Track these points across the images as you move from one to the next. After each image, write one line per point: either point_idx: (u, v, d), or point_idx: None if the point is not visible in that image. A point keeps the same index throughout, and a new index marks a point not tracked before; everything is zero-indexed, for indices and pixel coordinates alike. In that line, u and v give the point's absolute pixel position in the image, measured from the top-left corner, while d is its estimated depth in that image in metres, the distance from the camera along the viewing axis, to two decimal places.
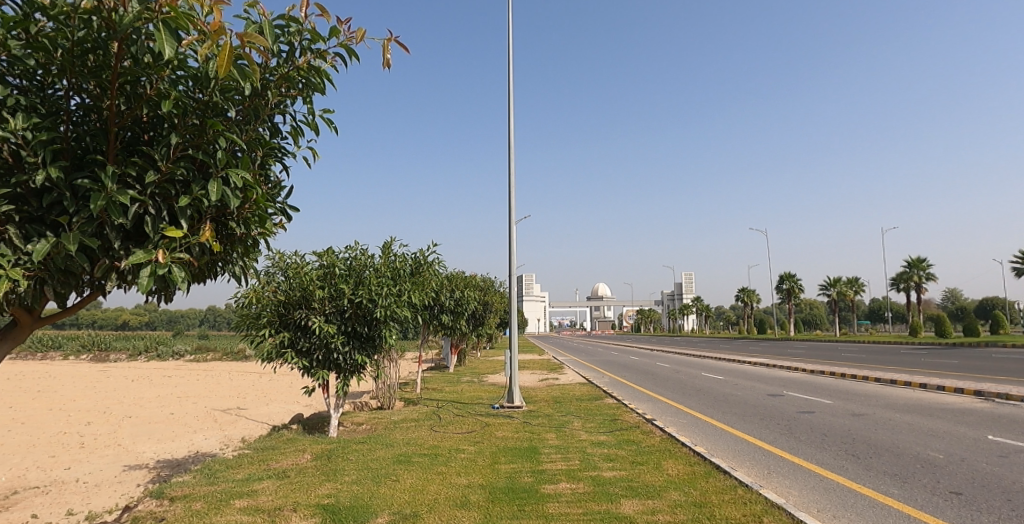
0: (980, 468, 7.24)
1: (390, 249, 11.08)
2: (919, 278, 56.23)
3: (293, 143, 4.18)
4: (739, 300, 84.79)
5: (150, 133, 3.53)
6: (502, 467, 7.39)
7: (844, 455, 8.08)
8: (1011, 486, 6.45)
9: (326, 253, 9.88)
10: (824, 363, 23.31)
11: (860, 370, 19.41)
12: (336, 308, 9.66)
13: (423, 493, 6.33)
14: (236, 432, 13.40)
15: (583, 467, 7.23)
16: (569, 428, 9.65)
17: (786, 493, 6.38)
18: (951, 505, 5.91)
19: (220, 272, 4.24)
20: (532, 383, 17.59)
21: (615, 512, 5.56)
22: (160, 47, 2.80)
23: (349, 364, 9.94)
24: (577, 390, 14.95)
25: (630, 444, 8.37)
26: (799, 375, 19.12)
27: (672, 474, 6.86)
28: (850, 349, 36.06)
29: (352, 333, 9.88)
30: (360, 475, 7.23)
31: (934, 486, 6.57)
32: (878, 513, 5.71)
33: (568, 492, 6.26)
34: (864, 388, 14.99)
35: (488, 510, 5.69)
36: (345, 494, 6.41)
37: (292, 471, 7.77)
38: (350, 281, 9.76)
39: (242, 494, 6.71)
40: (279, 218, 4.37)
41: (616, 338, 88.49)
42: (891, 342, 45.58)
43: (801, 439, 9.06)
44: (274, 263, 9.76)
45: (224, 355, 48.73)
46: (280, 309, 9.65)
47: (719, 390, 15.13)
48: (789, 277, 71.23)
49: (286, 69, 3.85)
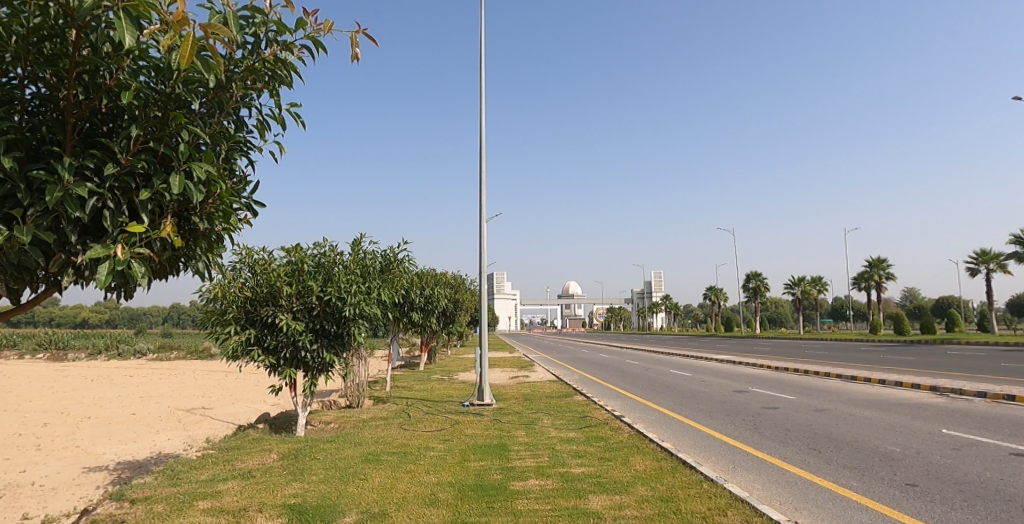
0: (935, 461, 7.53)
1: (359, 244, 10.86)
2: (879, 277, 57.90)
3: (259, 136, 4.13)
4: (706, 299, 86.19)
5: (110, 125, 3.44)
6: (472, 464, 7.39)
7: (807, 449, 8.30)
8: (963, 478, 6.73)
9: (294, 248, 9.69)
10: (786, 360, 23.92)
11: (821, 366, 19.94)
12: (303, 305, 9.48)
13: (392, 491, 6.31)
14: (201, 431, 13.15)
15: (553, 464, 7.27)
16: (539, 425, 9.70)
17: (750, 487, 6.55)
18: (907, 496, 6.14)
19: (184, 267, 4.16)
20: (502, 381, 17.65)
21: (584, 508, 5.63)
22: (120, 35, 2.74)
23: (316, 361, 9.78)
24: (547, 387, 15.03)
25: (599, 440, 8.44)
26: (764, 372, 19.52)
27: (639, 469, 6.97)
28: (812, 346, 36.92)
29: (320, 331, 9.74)
30: (328, 474, 7.16)
31: (891, 478, 6.81)
32: (837, 504, 5.91)
33: (538, 489, 6.28)
34: (825, 384, 15.42)
35: (458, 507, 5.70)
36: (312, 494, 6.33)
37: (259, 471, 7.65)
38: (319, 278, 9.57)
39: (206, 494, 6.57)
40: (244, 213, 4.31)
41: (586, 335, 89.18)
42: (852, 339, 46.87)
43: (764, 435, 9.27)
44: (240, 258, 9.59)
45: (188, 353, 47.76)
46: (247, 305, 9.44)
47: (687, 387, 15.40)
48: (754, 276, 72.48)
49: (252, 62, 3.81)
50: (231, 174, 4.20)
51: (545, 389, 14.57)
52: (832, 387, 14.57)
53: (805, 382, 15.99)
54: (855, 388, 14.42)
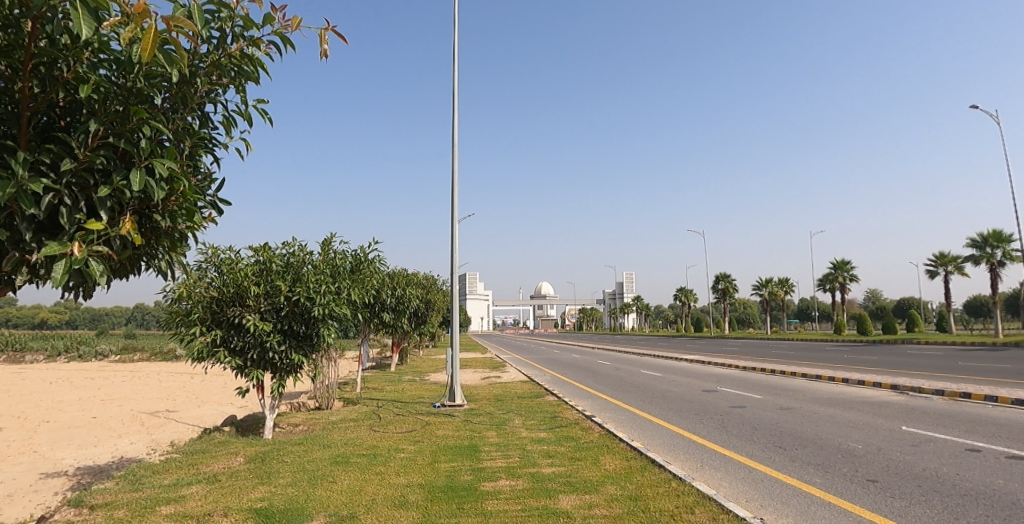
0: (895, 457, 7.76)
1: (329, 244, 10.71)
2: (843, 279, 59.44)
3: (225, 132, 4.05)
4: (677, 300, 87.33)
5: (67, 119, 3.34)
6: (442, 465, 7.35)
7: (773, 447, 8.47)
8: (922, 473, 6.95)
9: (262, 248, 9.51)
10: (753, 360, 24.39)
11: (787, 366, 20.39)
12: (271, 306, 9.31)
13: (361, 494, 6.24)
14: (165, 435, 12.82)
15: (523, 464, 7.28)
16: (510, 425, 9.71)
17: (717, 484, 6.66)
18: (868, 492, 6.30)
19: (145, 266, 4.05)
20: (474, 382, 17.61)
21: (553, 507, 5.64)
22: (77, 25, 2.65)
23: (284, 363, 9.63)
24: (519, 388, 15.05)
25: (570, 440, 8.48)
26: (733, 372, 19.86)
27: (609, 468, 7.02)
28: (779, 346, 37.71)
29: (289, 332, 9.58)
30: (296, 477, 7.05)
31: (853, 474, 6.99)
32: (801, 501, 6.04)
33: (508, 489, 6.28)
34: (791, 383, 15.76)
35: (427, 508, 5.66)
36: (279, 497, 6.22)
37: (224, 474, 7.49)
38: (287, 278, 9.40)
39: (169, 500, 6.41)
40: (209, 211, 4.21)
41: (559, 336, 89.54)
42: (817, 339, 48.02)
43: (732, 433, 9.43)
44: (206, 258, 9.39)
45: (152, 355, 46.51)
46: (213, 305, 9.24)
47: (657, 387, 15.56)
48: (724, 277, 73.68)
49: (217, 57, 3.73)
50: (196, 171, 4.11)
51: (516, 390, 14.58)
52: (797, 386, 14.91)
53: (771, 381, 16.32)
54: (819, 387, 14.77)
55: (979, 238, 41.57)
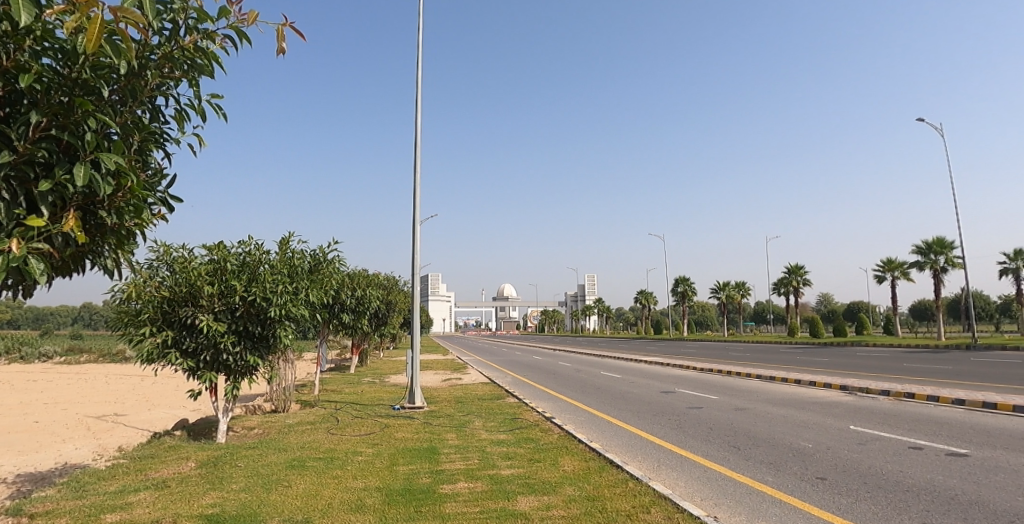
0: (843, 455, 8.05)
1: (287, 243, 10.50)
2: (797, 283, 61.36)
3: (177, 127, 3.93)
4: (639, 302, 88.66)
5: (6, 109, 3.18)
6: (400, 468, 7.29)
7: (728, 447, 8.69)
8: (867, 470, 7.23)
9: (216, 247, 9.26)
10: (710, 361, 24.97)
11: (742, 367, 20.92)
12: (226, 306, 9.07)
13: (316, 498, 6.13)
14: (112, 440, 12.32)
15: (482, 466, 7.27)
16: (470, 427, 9.68)
17: (673, 484, 6.79)
18: (817, 489, 6.53)
19: (89, 265, 3.90)
20: (435, 383, 17.50)
21: (511, 509, 5.66)
22: (17, 12, 2.52)
23: (239, 365, 9.40)
24: (480, 390, 15.02)
25: (529, 442, 8.51)
26: (690, 373, 20.29)
27: (567, 469, 7.07)
28: (736, 348, 38.66)
29: (244, 333, 9.34)
30: (249, 482, 6.87)
31: (803, 472, 7.23)
32: (754, 499, 6.21)
33: (466, 491, 6.27)
34: (745, 384, 16.20)
35: (384, 512, 5.60)
36: (231, 503, 6.06)
37: (174, 480, 7.25)
38: (243, 278, 9.17)
39: (114, 507, 6.16)
40: (159, 208, 4.08)
41: (523, 338, 89.79)
42: (772, 341, 49.42)
43: (689, 433, 9.63)
44: (157, 256, 9.09)
45: (101, 355, 44.70)
46: (164, 305, 8.94)
47: (616, 388, 15.77)
48: (683, 281, 75.12)
49: (169, 49, 3.62)
50: (146, 167, 3.98)
51: (477, 391, 14.56)
52: (752, 387, 15.32)
53: (727, 382, 16.73)
54: (773, 388, 15.21)
55: (923, 244, 43.52)
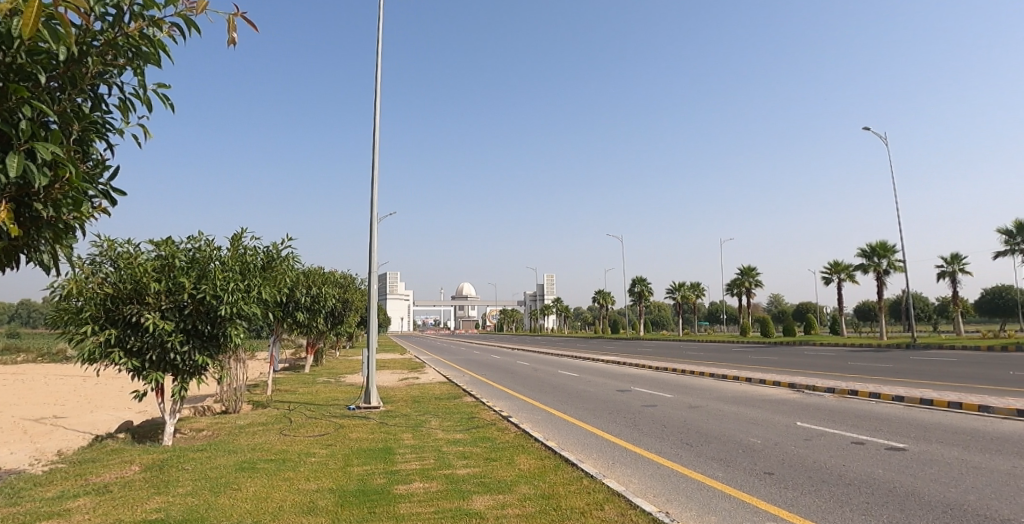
0: (790, 450, 8.35)
1: (239, 239, 10.22)
2: (750, 284, 63.22)
3: (121, 117, 3.79)
4: (597, 302, 89.75)
5: None
6: (355, 469, 7.20)
7: (681, 444, 8.89)
8: (812, 465, 7.52)
9: (164, 242, 8.94)
10: (665, 360, 25.50)
11: (695, 366, 21.45)
12: (174, 304, 8.77)
13: (267, 501, 6.00)
14: (48, 444, 11.74)
15: (438, 466, 7.25)
16: (426, 427, 9.64)
17: (627, 481, 6.91)
18: (764, 484, 6.76)
19: (23, 260, 3.71)
20: (392, 383, 17.32)
21: (466, 508, 5.66)
22: None
23: (187, 364, 9.11)
24: (437, 389, 14.95)
25: (486, 441, 8.53)
26: (646, 372, 20.68)
27: (523, 468, 7.12)
28: (691, 347, 39.58)
29: (193, 331, 9.06)
30: (197, 485, 6.67)
31: (751, 467, 7.47)
32: (704, 494, 6.38)
33: (421, 491, 6.23)
34: (698, 382, 16.62)
35: (337, 514, 5.53)
36: (177, 508, 5.86)
37: (116, 485, 6.97)
38: (192, 275, 8.88)
39: (50, 514, 5.88)
40: (101, 201, 3.92)
41: (483, 337, 89.68)
42: (725, 341, 50.81)
43: (644, 431, 9.83)
44: (101, 252, 8.72)
45: (39, 355, 42.54)
46: (107, 303, 8.58)
47: (573, 387, 15.94)
48: (640, 281, 76.40)
49: (112, 35, 3.48)
50: (87, 157, 3.81)
51: (435, 391, 14.48)
52: (704, 386, 15.72)
53: (681, 381, 17.12)
54: (724, 386, 15.65)
55: (868, 248, 45.45)
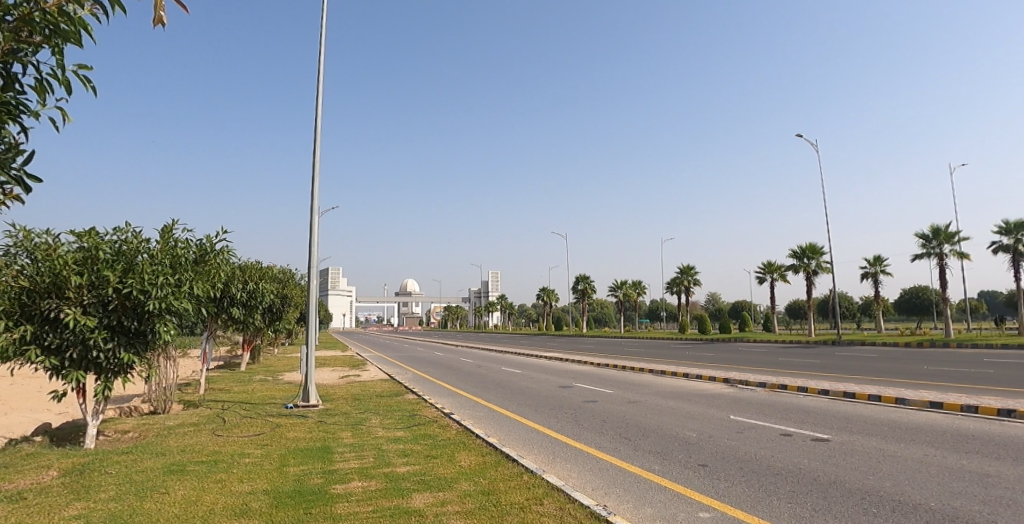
0: (722, 443, 8.72)
1: (170, 231, 9.78)
2: (689, 282, 65.30)
3: (36, 98, 3.57)
4: (543, 298, 90.62)
5: None
6: (291, 469, 7.03)
7: (620, 438, 9.13)
8: (742, 456, 7.87)
9: (87, 233, 8.46)
10: (606, 357, 26.07)
11: (633, 362, 22.02)
12: (97, 299, 8.32)
13: (197, 504, 5.78)
14: None
15: (377, 464, 7.17)
16: (366, 425, 9.52)
17: (567, 475, 7.05)
18: (697, 475, 7.04)
19: None
20: (332, 381, 16.97)
21: (405, 506, 5.64)
22: None
23: (112, 363, 8.65)
24: (379, 387, 14.75)
25: (426, 438, 8.50)
26: (586, 368, 21.07)
27: (464, 465, 7.14)
28: (633, 343, 40.55)
29: (118, 328, 8.60)
30: (121, 490, 6.36)
31: (686, 460, 7.76)
32: (641, 487, 6.59)
33: (359, 491, 6.16)
34: (638, 378, 17.08)
35: (271, 516, 5.39)
36: (98, 514, 5.57)
37: (30, 492, 6.55)
38: (118, 268, 8.44)
39: None
40: (14, 188, 3.67)
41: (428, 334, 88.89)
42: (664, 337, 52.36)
43: (584, 426, 10.03)
44: (15, 243, 8.16)
45: None
46: (22, 297, 8.04)
47: (516, 383, 16.09)
48: (583, 279, 77.61)
49: (27, 10, 3.28)
50: None
51: (376, 388, 14.29)
52: (643, 381, 16.18)
53: (621, 377, 17.55)
54: (662, 381, 16.15)
55: (799, 250, 47.77)
